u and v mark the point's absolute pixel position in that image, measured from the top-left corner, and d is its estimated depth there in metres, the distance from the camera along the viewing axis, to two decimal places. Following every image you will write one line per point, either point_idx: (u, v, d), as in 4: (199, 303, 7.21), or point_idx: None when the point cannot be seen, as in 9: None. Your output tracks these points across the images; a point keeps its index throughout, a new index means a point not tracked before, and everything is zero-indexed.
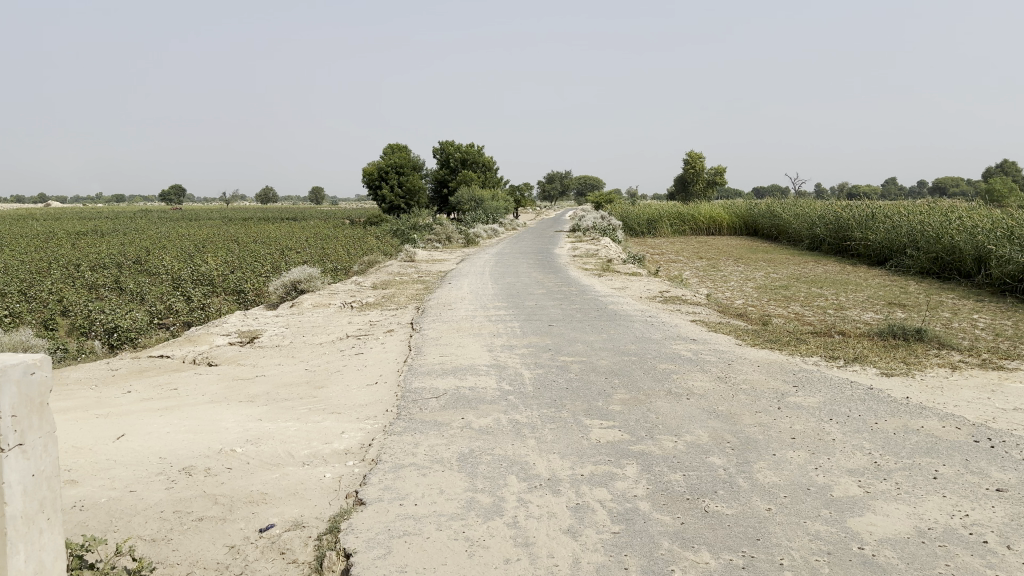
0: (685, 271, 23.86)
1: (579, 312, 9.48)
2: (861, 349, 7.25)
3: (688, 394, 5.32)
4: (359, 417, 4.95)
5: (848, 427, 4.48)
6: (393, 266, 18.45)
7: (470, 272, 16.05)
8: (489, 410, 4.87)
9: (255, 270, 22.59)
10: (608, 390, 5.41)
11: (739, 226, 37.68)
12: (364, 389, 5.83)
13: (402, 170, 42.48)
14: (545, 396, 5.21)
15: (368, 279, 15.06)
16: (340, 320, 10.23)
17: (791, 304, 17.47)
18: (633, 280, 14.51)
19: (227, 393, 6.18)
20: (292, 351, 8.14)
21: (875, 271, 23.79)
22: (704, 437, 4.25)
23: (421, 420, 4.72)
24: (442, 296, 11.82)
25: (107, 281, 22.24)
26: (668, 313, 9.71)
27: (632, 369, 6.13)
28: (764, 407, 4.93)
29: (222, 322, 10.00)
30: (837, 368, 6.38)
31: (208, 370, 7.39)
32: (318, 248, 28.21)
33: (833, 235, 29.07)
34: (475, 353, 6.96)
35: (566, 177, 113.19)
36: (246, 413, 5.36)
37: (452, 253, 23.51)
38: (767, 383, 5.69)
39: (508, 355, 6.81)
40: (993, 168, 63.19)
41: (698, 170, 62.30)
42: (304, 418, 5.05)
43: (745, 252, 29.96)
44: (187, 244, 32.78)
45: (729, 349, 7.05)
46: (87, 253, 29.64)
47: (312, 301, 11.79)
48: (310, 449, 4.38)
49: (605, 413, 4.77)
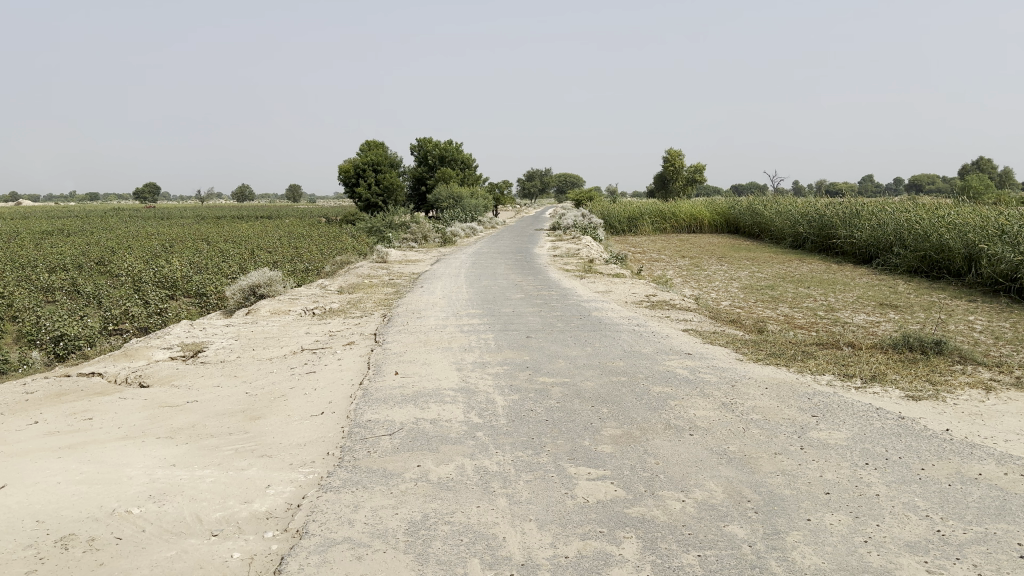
0: (668, 271, 23.08)
1: (559, 321, 8.61)
2: (878, 364, 6.42)
3: (691, 426, 4.48)
4: (293, 464, 4.05)
5: (893, 476, 3.64)
6: (362, 267, 17.50)
7: (444, 274, 15.13)
8: (451, 454, 3.99)
9: (222, 271, 21.54)
10: (594, 423, 4.54)
11: (720, 223, 37.04)
12: (306, 422, 4.93)
13: (379, 168, 41.43)
14: (520, 433, 4.33)
15: (336, 283, 14.11)
16: (297, 330, 9.29)
17: (779, 306, 16.71)
18: (616, 282, 13.68)
19: (148, 425, 5.24)
20: (238, 369, 7.20)
21: (861, 270, 23.18)
22: (718, 494, 3.39)
23: (366, 468, 3.83)
24: (412, 302, 10.89)
25: (64, 284, 21.07)
26: (656, 320, 8.87)
27: (622, 393, 5.27)
28: (784, 446, 4.10)
29: (165, 333, 9.05)
30: (856, 391, 5.55)
31: (136, 394, 6.45)
32: (289, 248, 27.15)
33: (817, 232, 28.46)
34: (441, 372, 6.07)
35: (544, 175, 112.30)
36: (162, 456, 4.45)
37: (427, 254, 22.59)
38: (781, 412, 4.84)
39: (479, 376, 5.91)
40: (969, 166, 63.18)
41: (677, 168, 61.64)
42: (228, 466, 4.14)
43: (729, 250, 29.29)
44: (154, 244, 31.62)
45: (730, 366, 6.22)
46: (48, 253, 28.38)
47: (270, 308, 10.83)
48: (226, 513, 3.48)
49: (592, 458, 3.91)
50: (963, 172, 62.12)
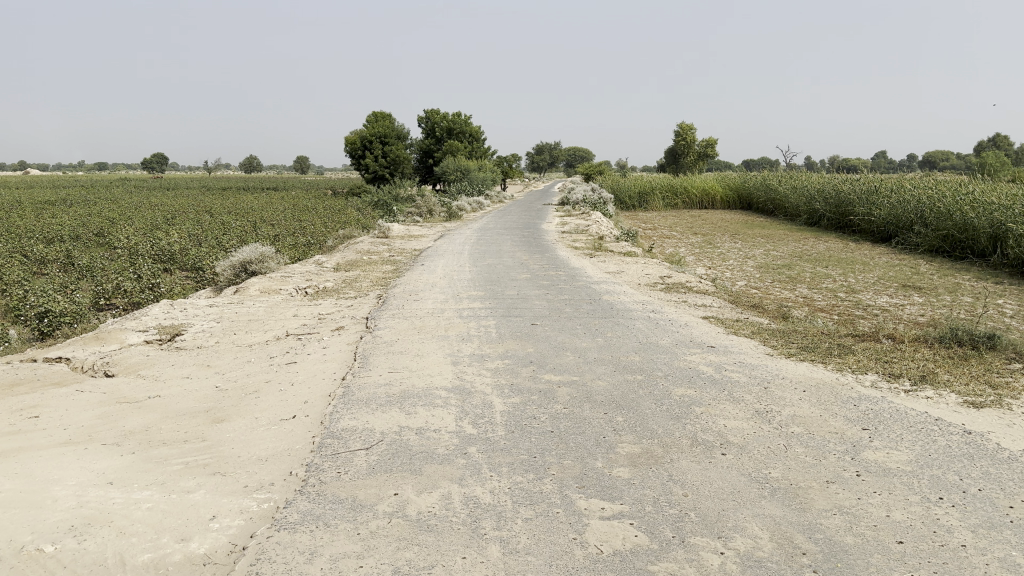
0: (680, 248, 22.29)
1: (568, 306, 7.91)
2: (927, 362, 5.70)
3: (722, 442, 3.79)
4: (248, 488, 3.39)
5: (978, 519, 2.95)
6: (364, 242, 16.84)
7: (447, 251, 14.43)
8: (437, 478, 3.31)
9: (220, 245, 20.88)
10: (609, 436, 3.85)
11: (732, 199, 36.13)
12: (273, 429, 4.26)
13: (386, 140, 40.59)
14: (519, 451, 3.64)
15: (333, 259, 13.42)
16: (285, 312, 8.62)
17: (797, 287, 15.96)
18: (627, 261, 12.96)
19: (96, 428, 4.59)
20: (213, 357, 6.54)
21: (880, 249, 22.37)
22: (765, 545, 2.70)
23: (332, 497, 3.16)
24: (411, 282, 10.20)
25: (58, 256, 20.41)
26: (672, 305, 8.15)
27: (639, 397, 4.58)
28: (836, 473, 3.41)
29: (142, 314, 8.38)
30: (907, 396, 4.85)
31: (95, 386, 5.78)
32: (292, 221, 26.44)
33: (833, 209, 27.57)
34: (434, 367, 5.39)
35: (554, 148, 110.88)
36: (100, 471, 3.79)
37: (431, 229, 21.89)
38: (826, 424, 4.15)
39: (476, 372, 5.22)
40: (985, 141, 61.98)
41: (689, 142, 60.48)
42: (175, 488, 3.48)
43: (742, 227, 28.44)
44: (155, 215, 30.98)
45: (760, 363, 5.52)
46: (45, 224, 27.74)
47: (259, 286, 10.15)
48: (157, 556, 2.84)
49: (607, 484, 3.23)
50: (979, 150, 60.75)
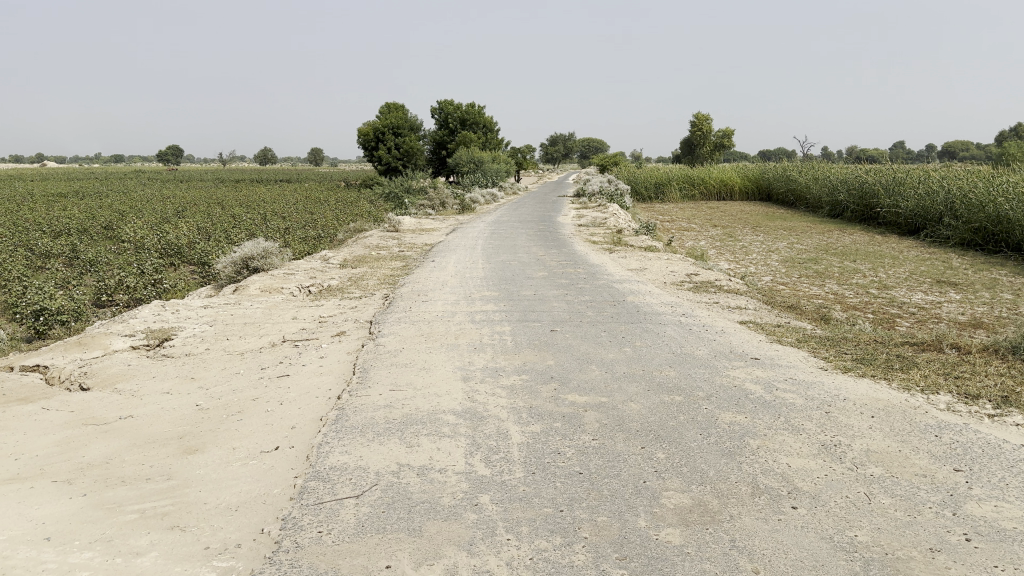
0: (700, 242, 21.53)
1: (590, 309, 7.22)
2: (1005, 379, 4.97)
3: (790, 490, 3.12)
4: (208, 552, 2.75)
5: None
6: (373, 237, 16.17)
7: (459, 246, 13.76)
8: (440, 545, 2.64)
9: (229, 238, 20.33)
10: (651, 481, 3.18)
11: (752, 190, 35.20)
12: (250, 465, 3.62)
13: (398, 131, 39.95)
14: (542, 501, 2.98)
15: (340, 255, 12.77)
16: (284, 314, 7.99)
17: (826, 283, 15.19)
18: (649, 258, 12.25)
19: (49, 460, 3.96)
20: (198, 368, 5.90)
21: (908, 242, 21.52)
22: None
23: (308, 572, 2.51)
24: (420, 280, 9.54)
25: (62, 250, 19.85)
26: (704, 308, 7.44)
27: (682, 426, 3.89)
28: (939, 537, 2.73)
29: (131, 315, 7.76)
30: (995, 422, 4.13)
31: (63, 403, 5.15)
32: (302, 214, 25.81)
33: (857, 201, 26.65)
34: (441, 385, 4.73)
35: (568, 140, 109.79)
36: (38, 520, 3.15)
37: (443, 222, 21.26)
38: (909, 464, 3.46)
39: (489, 392, 4.55)
40: (1007, 131, 60.50)
41: (706, 133, 59.51)
42: (120, 550, 2.83)
43: (763, 219, 27.57)
44: (166, 208, 30.47)
45: (815, 381, 4.83)
46: (54, 216, 27.33)
47: (260, 285, 9.52)
48: None
49: (655, 553, 2.57)
50: (1001, 141, 59.30)
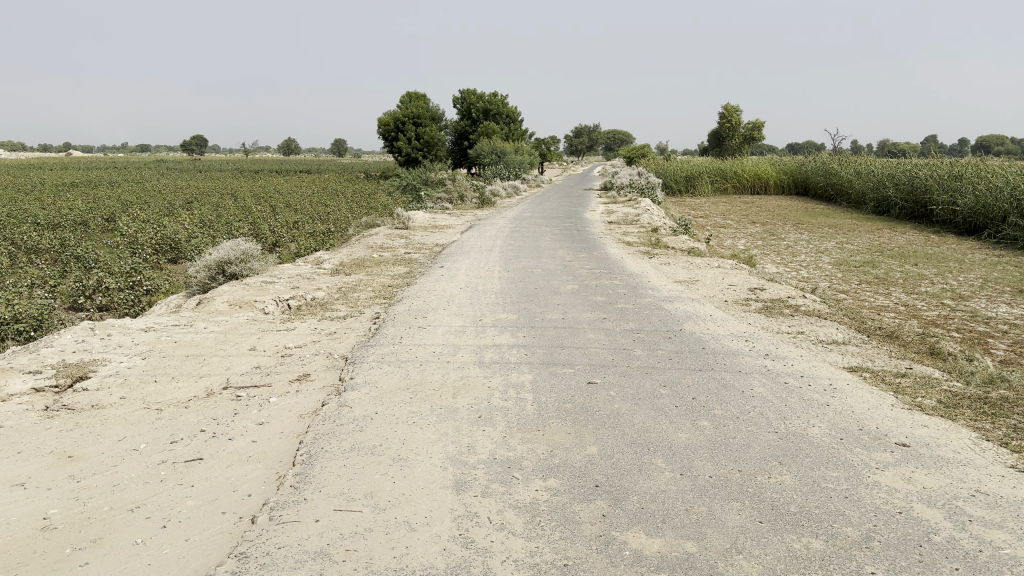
0: (739, 241, 19.64)
1: (637, 345, 5.40)
2: None
3: None
4: None
5: None
6: (382, 235, 14.46)
7: (474, 248, 11.99)
8: None
9: (229, 232, 18.70)
10: None
11: (787, 183, 33.01)
12: None
13: (419, 120, 38.15)
14: None
15: (336, 258, 11.01)
16: (244, 341, 6.25)
17: (891, 292, 13.23)
18: (696, 264, 10.42)
19: None
20: (88, 437, 4.15)
21: (968, 243, 19.41)
22: None
23: None
24: (421, 294, 7.79)
25: (49, 245, 18.30)
26: (788, 344, 5.58)
27: None
28: None
29: (47, 342, 6.05)
30: None
31: None
32: (314, 206, 24.15)
33: (906, 197, 24.41)
34: (418, 498, 2.94)
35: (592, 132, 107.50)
36: None
37: (460, 217, 19.51)
38: None
39: (495, 522, 2.74)
40: None
41: (734, 125, 57.04)
42: None
43: (805, 215, 25.49)
44: (174, 198, 29.03)
45: (1020, 500, 2.99)
46: (58, 207, 25.94)
47: (229, 296, 7.79)
48: None
49: None
50: None
